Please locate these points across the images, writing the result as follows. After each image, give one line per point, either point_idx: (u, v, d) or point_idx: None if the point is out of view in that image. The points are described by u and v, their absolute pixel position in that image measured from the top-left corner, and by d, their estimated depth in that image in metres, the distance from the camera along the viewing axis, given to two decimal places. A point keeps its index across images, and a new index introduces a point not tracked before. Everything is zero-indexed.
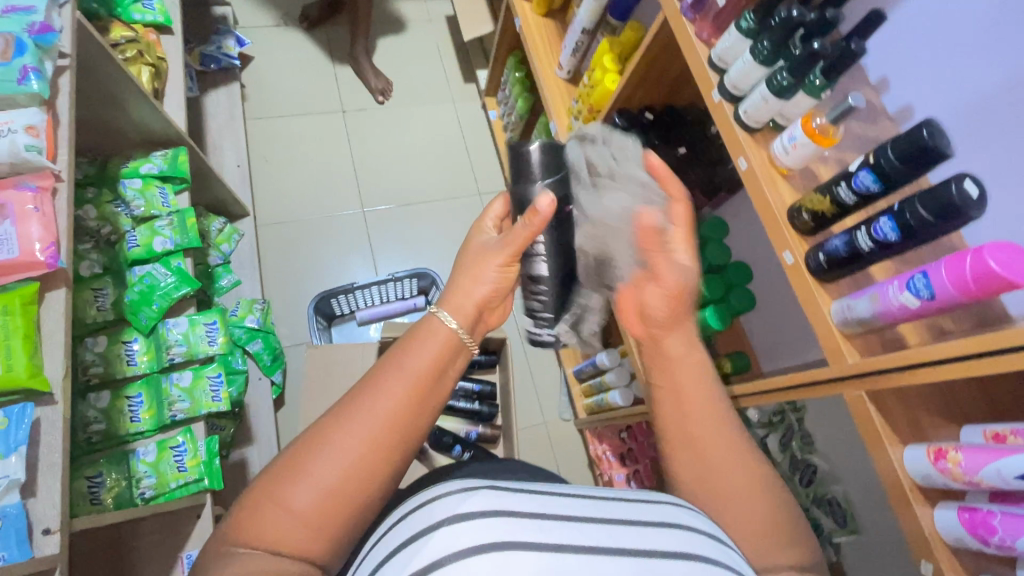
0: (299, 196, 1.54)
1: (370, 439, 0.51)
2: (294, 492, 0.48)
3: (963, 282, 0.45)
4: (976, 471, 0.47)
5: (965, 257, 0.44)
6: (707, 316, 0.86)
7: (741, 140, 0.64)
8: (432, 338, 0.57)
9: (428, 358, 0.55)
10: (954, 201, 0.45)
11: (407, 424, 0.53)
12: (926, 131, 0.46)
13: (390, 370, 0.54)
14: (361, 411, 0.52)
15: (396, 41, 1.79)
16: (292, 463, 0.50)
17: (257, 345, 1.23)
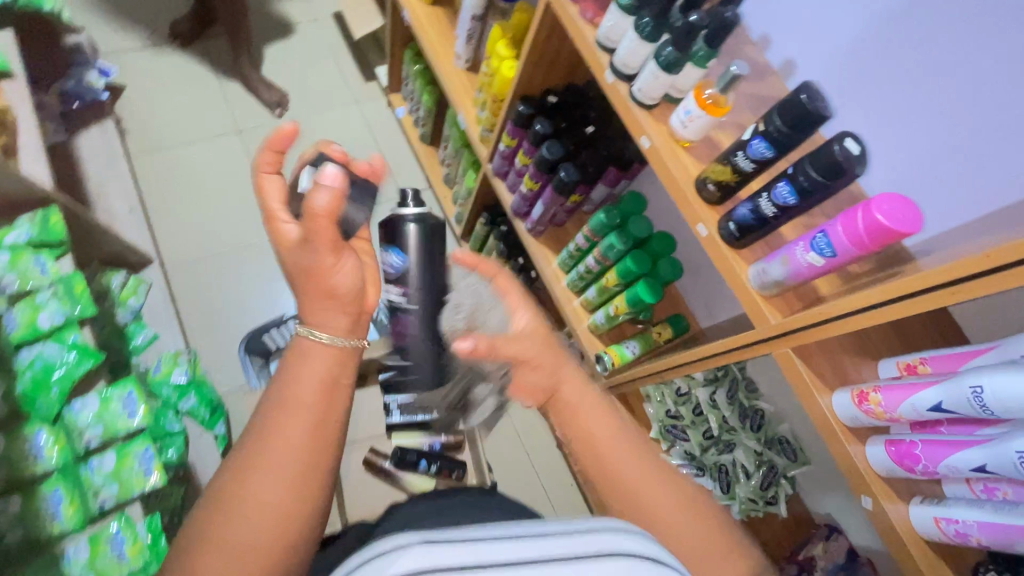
0: (207, 230, 1.43)
1: (285, 485, 0.47)
2: (205, 565, 0.43)
3: (859, 237, 0.46)
4: (895, 409, 0.50)
5: (857, 212, 0.46)
6: (640, 291, 0.87)
7: (640, 119, 0.64)
8: (317, 356, 0.54)
9: (317, 377, 0.52)
10: (839, 160, 0.46)
11: (318, 452, 0.50)
12: (805, 94, 0.48)
13: (283, 405, 0.50)
14: (264, 459, 0.47)
15: (283, 47, 1.68)
16: (202, 535, 0.44)
17: (191, 401, 1.15)
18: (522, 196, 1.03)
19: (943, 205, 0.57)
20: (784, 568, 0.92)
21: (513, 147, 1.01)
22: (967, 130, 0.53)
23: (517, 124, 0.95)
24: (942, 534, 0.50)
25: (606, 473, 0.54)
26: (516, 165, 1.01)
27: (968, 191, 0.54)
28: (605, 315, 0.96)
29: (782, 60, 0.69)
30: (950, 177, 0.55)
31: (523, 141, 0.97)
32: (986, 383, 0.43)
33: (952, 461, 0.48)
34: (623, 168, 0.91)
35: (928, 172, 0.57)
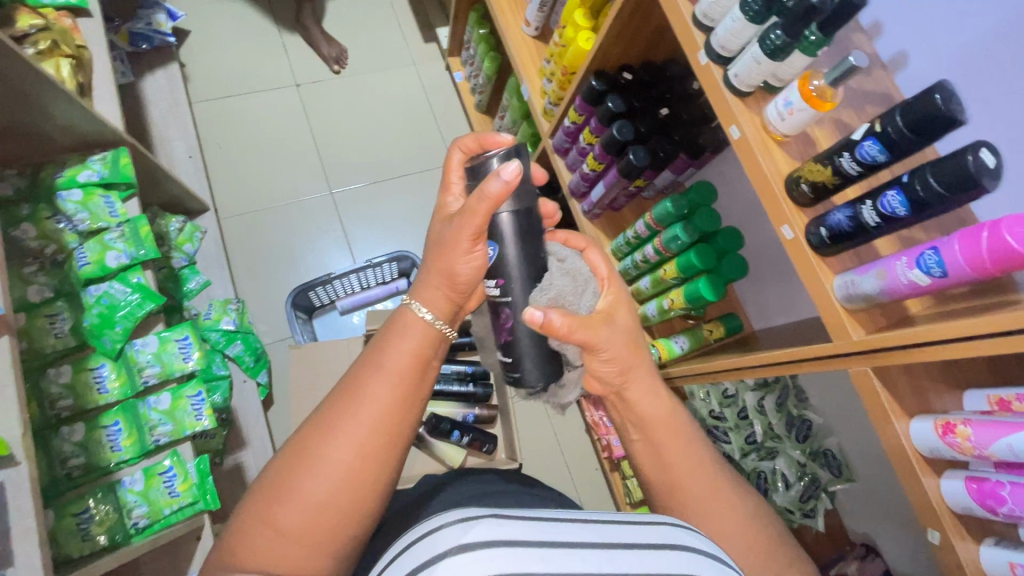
0: (261, 183, 1.45)
1: (357, 451, 0.52)
2: (280, 509, 0.50)
3: (977, 259, 0.42)
4: (986, 445, 0.47)
5: (982, 231, 0.42)
6: (700, 288, 0.83)
7: (732, 107, 0.60)
8: (404, 333, 0.56)
9: (406, 353, 0.55)
10: (969, 171, 0.41)
11: (390, 427, 0.54)
12: (939, 95, 0.43)
13: (371, 372, 0.54)
14: (344, 418, 0.52)
15: (346, 1, 1.65)
16: (281, 480, 0.51)
17: (237, 348, 1.18)
18: (582, 175, 0.99)
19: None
20: None
21: (579, 124, 0.97)
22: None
23: (586, 100, 0.90)
24: None
25: (665, 477, 0.58)
26: (580, 143, 0.98)
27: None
28: (659, 307, 0.94)
29: (893, 52, 0.63)
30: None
31: (590, 119, 0.93)
32: None
33: None
34: (692, 156, 0.86)
35: None
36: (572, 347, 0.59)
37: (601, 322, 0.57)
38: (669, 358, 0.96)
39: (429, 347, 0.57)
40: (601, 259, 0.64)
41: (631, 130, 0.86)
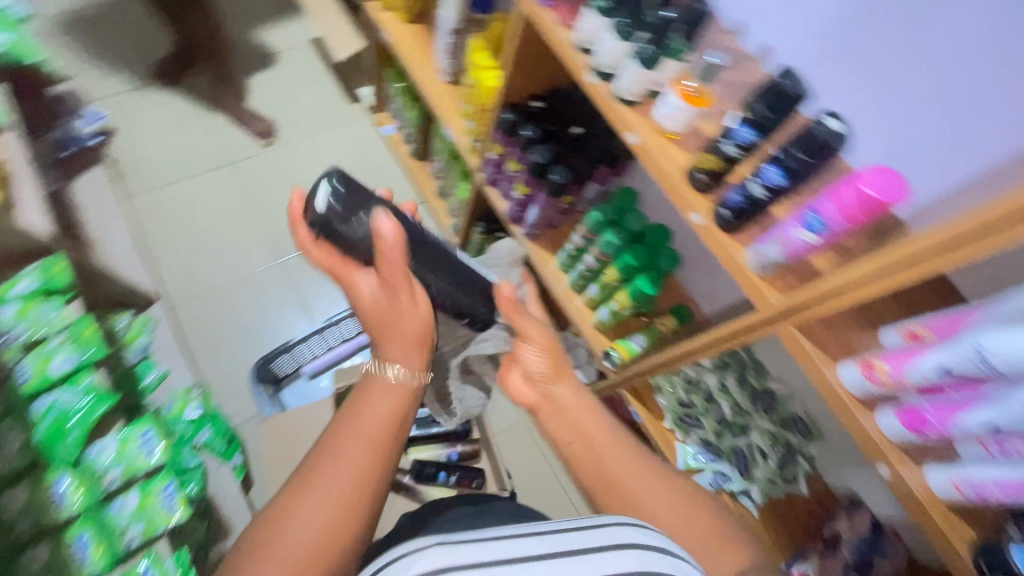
0: (208, 263, 1.45)
1: (341, 496, 0.57)
2: (268, 560, 0.52)
3: (849, 210, 0.48)
4: (901, 375, 0.51)
5: (845, 186, 0.48)
6: (641, 285, 0.88)
7: (624, 116, 0.65)
8: (377, 394, 0.65)
9: (383, 409, 0.64)
10: (820, 138, 0.47)
11: (365, 482, 0.58)
12: (781, 80, 0.50)
13: (350, 430, 0.61)
14: (324, 474, 0.58)
15: (268, 77, 1.70)
16: (267, 532, 0.54)
17: (206, 434, 1.17)
18: (516, 201, 1.04)
19: (926, 164, 0.58)
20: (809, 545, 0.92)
21: (503, 155, 1.03)
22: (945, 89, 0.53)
23: (506, 132, 0.96)
24: (960, 495, 0.51)
25: (601, 472, 0.66)
26: (507, 172, 1.03)
27: (954, 147, 0.55)
28: (610, 311, 0.97)
29: (758, 46, 0.71)
30: (935, 138, 0.56)
31: (512, 148, 0.98)
32: (985, 338, 0.43)
33: (962, 422, 0.48)
34: (612, 165, 0.93)
35: (908, 135, 0.58)
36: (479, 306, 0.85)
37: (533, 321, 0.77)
38: (629, 357, 0.99)
39: (396, 404, 0.65)
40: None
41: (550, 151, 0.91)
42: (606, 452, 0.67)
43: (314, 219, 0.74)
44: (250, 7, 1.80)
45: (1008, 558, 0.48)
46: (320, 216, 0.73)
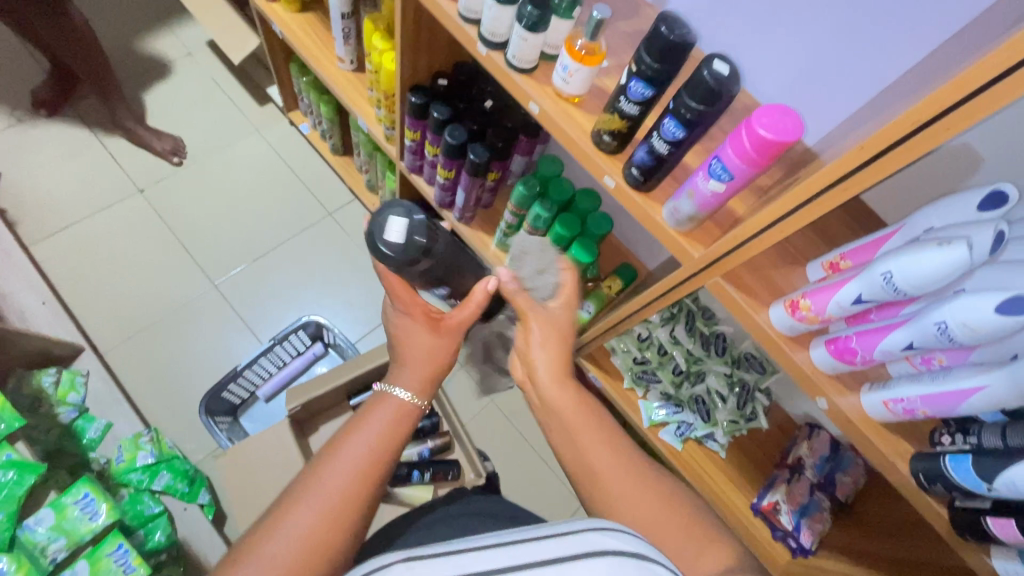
0: (136, 300, 1.36)
1: (343, 488, 0.57)
2: (268, 546, 0.51)
3: (748, 155, 0.46)
4: (824, 311, 0.51)
5: (740, 132, 0.45)
6: (576, 254, 0.86)
7: (523, 86, 0.62)
8: (377, 412, 0.65)
9: (389, 412, 0.65)
10: (711, 84, 0.45)
11: (360, 498, 0.57)
12: (664, 27, 0.47)
13: (349, 442, 0.61)
14: (320, 482, 0.57)
15: (164, 91, 1.58)
16: (268, 523, 0.53)
17: (165, 478, 1.11)
18: (442, 187, 1.00)
19: (839, 89, 0.59)
20: (775, 473, 0.96)
21: (418, 141, 0.98)
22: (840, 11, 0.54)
23: (415, 117, 0.91)
24: (891, 413, 0.53)
25: (589, 470, 0.64)
26: (427, 157, 0.99)
27: (860, 69, 0.56)
28: None
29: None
30: (839, 62, 0.58)
31: (426, 132, 0.94)
32: (894, 266, 0.43)
33: (885, 346, 0.49)
34: (531, 136, 0.89)
35: (812, 64, 0.61)
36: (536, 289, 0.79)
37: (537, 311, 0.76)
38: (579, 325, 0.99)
39: (395, 424, 0.65)
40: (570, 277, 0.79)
41: (464, 131, 0.87)
42: (588, 445, 0.65)
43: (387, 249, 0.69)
44: (129, 15, 1.64)
45: (939, 464, 0.51)
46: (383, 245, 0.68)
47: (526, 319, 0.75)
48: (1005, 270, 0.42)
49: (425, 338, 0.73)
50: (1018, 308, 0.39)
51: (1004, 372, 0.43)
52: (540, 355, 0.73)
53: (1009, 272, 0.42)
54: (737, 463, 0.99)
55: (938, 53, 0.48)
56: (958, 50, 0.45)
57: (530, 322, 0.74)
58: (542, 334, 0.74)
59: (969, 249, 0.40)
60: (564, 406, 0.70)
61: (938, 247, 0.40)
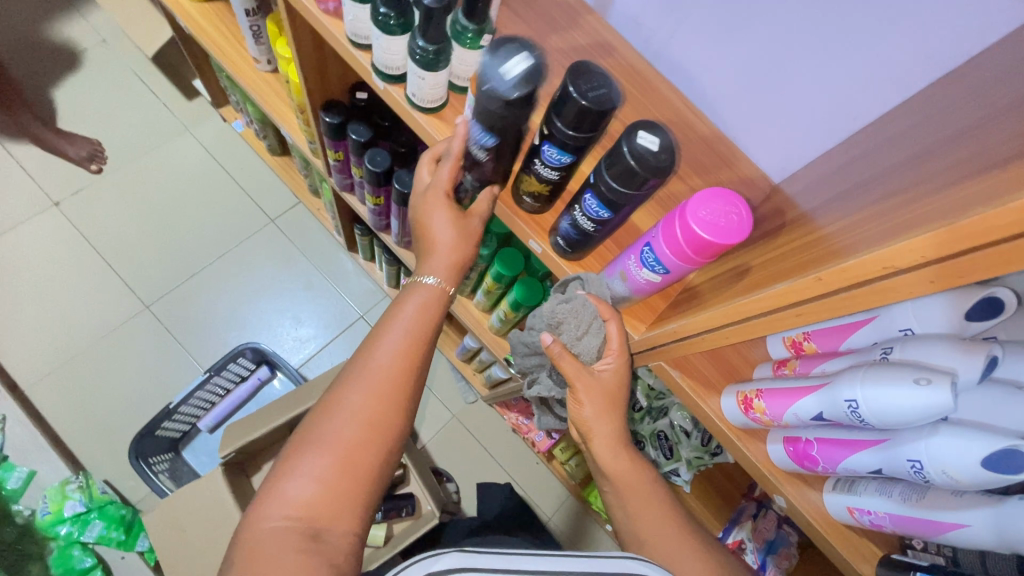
0: (60, 328, 1.25)
1: (374, 391, 0.48)
2: (307, 455, 0.45)
3: (682, 252, 0.38)
4: (781, 417, 0.42)
5: (675, 222, 0.38)
6: (517, 295, 0.75)
7: (427, 129, 0.52)
8: (419, 291, 0.54)
9: (417, 307, 0.53)
10: (633, 167, 0.37)
11: (412, 377, 0.51)
12: (572, 91, 0.37)
13: (394, 321, 0.52)
14: (370, 359, 0.50)
15: (78, 87, 1.41)
16: (304, 431, 0.47)
17: (97, 528, 1.05)
18: (374, 211, 0.89)
19: (806, 124, 0.50)
20: (743, 506, 0.90)
21: (344, 160, 0.86)
22: (812, 34, 0.45)
23: (333, 137, 0.79)
24: (855, 522, 0.45)
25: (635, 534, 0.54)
26: (355, 179, 0.87)
27: (839, 98, 0.47)
28: (500, 319, 0.85)
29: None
30: (805, 87, 0.48)
31: (349, 153, 0.82)
32: (859, 397, 0.35)
33: (851, 464, 0.40)
34: None
35: (779, 91, 0.50)
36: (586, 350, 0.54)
37: (585, 380, 0.54)
38: None
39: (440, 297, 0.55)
40: (619, 331, 0.51)
41: (387, 155, 0.75)
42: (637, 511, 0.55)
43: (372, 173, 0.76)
44: None
45: None
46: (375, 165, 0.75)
47: (572, 389, 0.55)
48: (994, 401, 0.34)
49: (457, 224, 0.54)
50: (1008, 467, 0.31)
51: (989, 512, 0.36)
52: (596, 427, 0.56)
53: (998, 402, 0.34)
54: (703, 498, 0.93)
55: (930, 114, 0.38)
56: (955, 122, 0.35)
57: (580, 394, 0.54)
58: (594, 403, 0.55)
59: (954, 387, 0.32)
60: (615, 471, 0.57)
61: (913, 384, 0.32)
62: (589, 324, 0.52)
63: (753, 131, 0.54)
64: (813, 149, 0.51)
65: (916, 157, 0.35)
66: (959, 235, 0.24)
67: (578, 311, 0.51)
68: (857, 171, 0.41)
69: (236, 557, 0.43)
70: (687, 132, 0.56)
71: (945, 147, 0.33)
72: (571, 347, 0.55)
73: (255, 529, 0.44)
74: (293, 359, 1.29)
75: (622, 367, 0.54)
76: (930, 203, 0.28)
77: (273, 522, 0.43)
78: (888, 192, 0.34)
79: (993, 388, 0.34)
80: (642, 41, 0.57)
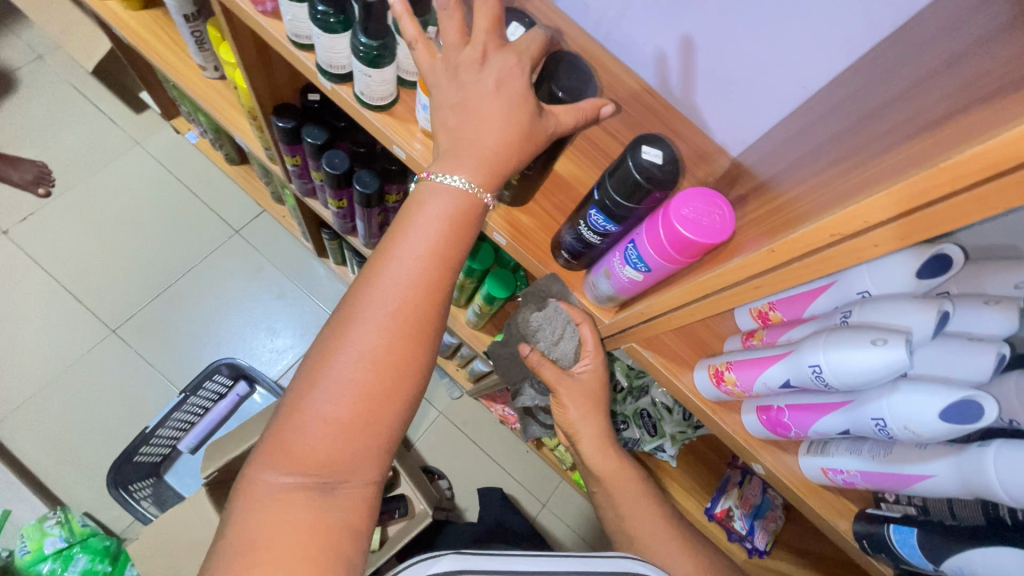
0: (22, 361, 1.20)
1: (387, 328, 0.40)
2: (311, 402, 0.39)
3: (664, 250, 0.38)
4: (750, 387, 0.43)
5: (658, 221, 0.37)
6: (490, 289, 0.75)
7: (379, 126, 0.51)
8: (440, 199, 0.41)
9: (442, 224, 0.41)
10: (639, 180, 0.37)
11: (434, 310, 0.42)
12: (558, 89, 0.44)
13: (407, 239, 0.41)
14: (379, 289, 0.41)
15: (18, 108, 1.34)
16: (310, 373, 0.40)
17: (81, 562, 1.02)
18: (338, 215, 0.87)
19: (758, 93, 0.50)
20: (728, 475, 0.91)
21: (303, 164, 0.84)
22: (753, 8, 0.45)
23: (288, 142, 0.77)
24: (830, 480, 0.46)
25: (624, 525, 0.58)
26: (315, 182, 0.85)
27: (786, 70, 0.47)
28: (475, 313, 0.84)
29: None
30: (751, 63, 0.48)
31: (306, 156, 0.80)
32: (822, 361, 0.36)
33: (820, 428, 0.41)
34: None
35: (726, 69, 0.50)
36: (565, 349, 0.62)
37: (563, 382, 0.61)
38: None
39: (473, 209, 0.42)
40: (592, 333, 0.57)
41: (344, 157, 0.73)
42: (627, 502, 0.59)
43: (331, 177, 0.74)
44: None
45: (881, 531, 0.44)
46: (333, 171, 0.73)
47: (557, 394, 0.62)
48: (950, 354, 0.35)
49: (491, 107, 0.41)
50: (966, 417, 0.33)
51: (949, 461, 0.37)
52: (582, 428, 0.63)
53: (957, 354, 0.35)
54: (688, 470, 0.95)
55: (871, 81, 0.38)
56: (895, 84, 0.35)
57: (563, 397, 0.62)
58: (575, 404, 0.62)
59: (908, 345, 0.34)
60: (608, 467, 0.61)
61: (872, 346, 0.34)
62: (563, 329, 0.61)
63: (704, 109, 0.55)
64: (766, 118, 0.51)
65: (861, 123, 0.36)
66: (901, 198, 0.25)
67: (552, 318, 0.61)
68: (808, 139, 0.41)
69: (243, 510, 0.38)
70: (645, 113, 0.56)
71: (884, 113, 0.34)
72: (550, 353, 0.63)
73: (257, 477, 0.39)
74: (271, 371, 1.27)
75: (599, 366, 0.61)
76: (848, 179, 0.31)
77: (276, 472, 0.38)
78: (833, 159, 0.35)
79: (947, 341, 0.35)
80: (592, 23, 0.57)
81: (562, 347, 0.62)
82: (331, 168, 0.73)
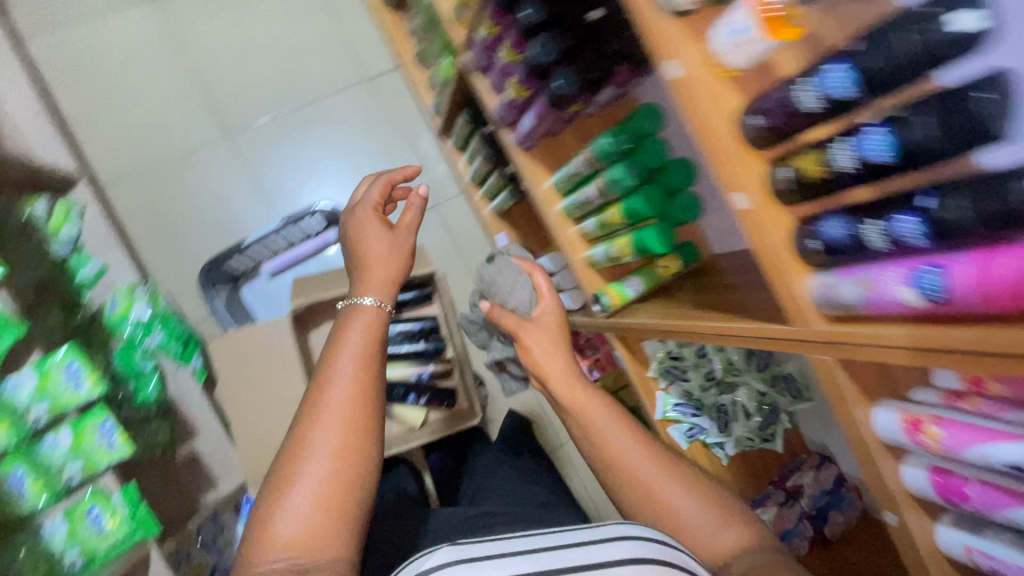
0: (140, 134, 1.23)
1: (337, 425, 0.57)
2: (288, 500, 0.53)
3: (993, 289, 0.35)
4: (956, 449, 0.42)
5: (999, 256, 0.34)
6: (648, 238, 0.72)
7: (666, 32, 0.45)
8: (361, 314, 0.65)
9: (358, 348, 0.62)
10: (1010, 206, 0.33)
11: (370, 414, 0.59)
12: (974, 92, 0.32)
13: (335, 365, 0.61)
14: (325, 405, 0.58)
15: None
16: (286, 472, 0.55)
17: (158, 337, 1.06)
18: (508, 104, 0.82)
19: None
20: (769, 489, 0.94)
21: (495, 39, 0.78)
22: None
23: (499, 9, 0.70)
24: (967, 559, 0.45)
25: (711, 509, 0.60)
26: (500, 62, 0.79)
27: None
28: (606, 254, 0.82)
29: None
30: None
31: (507, 32, 0.74)
32: None
33: (1012, 513, 0.40)
34: (636, 69, 0.68)
35: None
36: (518, 295, 0.87)
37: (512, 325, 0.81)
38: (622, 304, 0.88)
39: (378, 318, 0.66)
40: (544, 280, 0.87)
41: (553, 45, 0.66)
42: None
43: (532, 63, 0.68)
44: None
45: None
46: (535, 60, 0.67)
47: (520, 336, 0.80)
48: None
49: (390, 238, 0.70)
50: None
51: None
52: (547, 364, 0.77)
53: None
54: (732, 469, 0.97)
55: None
56: None
57: (527, 340, 0.80)
58: (537, 344, 0.79)
59: None
60: None
61: None
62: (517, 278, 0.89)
63: None
64: None
65: None
66: None
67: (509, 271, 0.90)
68: None
69: None
70: None
71: None
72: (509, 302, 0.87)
73: (251, 564, 0.51)
74: None
75: (555, 309, 0.85)
76: None
77: (267, 561, 0.51)
78: None
79: None
80: None
81: (518, 298, 0.87)
82: (534, 55, 0.66)
